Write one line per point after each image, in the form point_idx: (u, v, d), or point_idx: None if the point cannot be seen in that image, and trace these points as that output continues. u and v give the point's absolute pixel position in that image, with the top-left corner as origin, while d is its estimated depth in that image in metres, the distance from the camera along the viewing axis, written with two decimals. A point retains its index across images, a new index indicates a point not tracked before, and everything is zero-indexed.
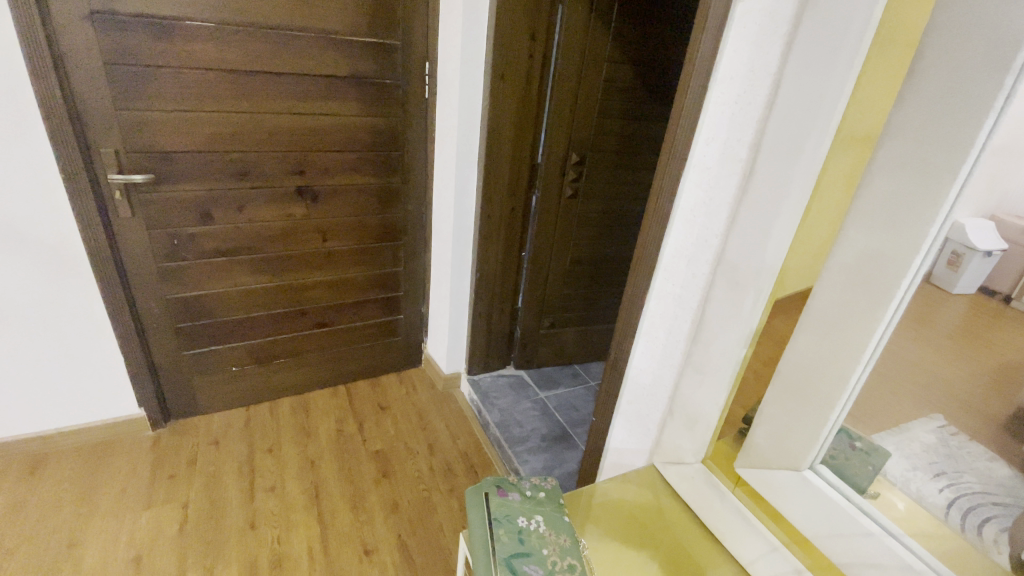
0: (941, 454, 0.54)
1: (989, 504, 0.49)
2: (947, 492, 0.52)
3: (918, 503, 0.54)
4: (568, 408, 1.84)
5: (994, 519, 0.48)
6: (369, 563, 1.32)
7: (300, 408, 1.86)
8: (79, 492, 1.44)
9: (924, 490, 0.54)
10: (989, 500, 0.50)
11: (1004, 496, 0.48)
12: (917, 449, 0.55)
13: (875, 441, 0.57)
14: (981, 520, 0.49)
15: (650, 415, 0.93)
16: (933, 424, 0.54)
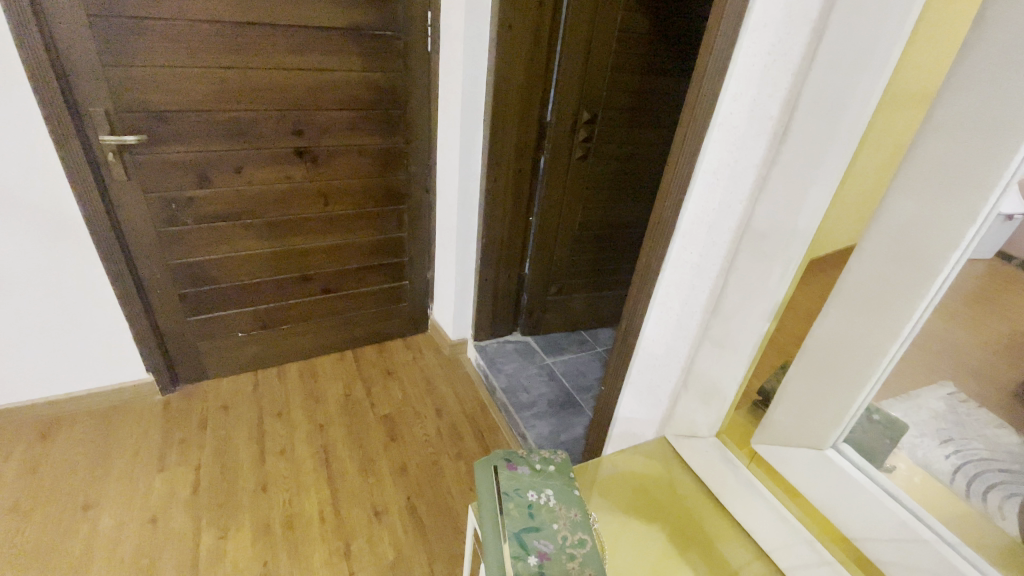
0: (946, 423, 0.56)
1: (995, 471, 0.51)
2: (954, 459, 0.53)
3: (926, 470, 0.54)
4: (575, 373, 1.84)
5: (1000, 484, 0.50)
6: (379, 525, 1.35)
7: (307, 372, 1.87)
8: (92, 455, 1.46)
9: (930, 457, 0.54)
10: (993, 466, 0.52)
11: (1010, 464, 0.52)
12: (926, 416, 0.55)
13: (888, 412, 0.55)
14: (986, 486, 0.50)
15: (663, 388, 0.91)
16: (941, 391, 0.54)
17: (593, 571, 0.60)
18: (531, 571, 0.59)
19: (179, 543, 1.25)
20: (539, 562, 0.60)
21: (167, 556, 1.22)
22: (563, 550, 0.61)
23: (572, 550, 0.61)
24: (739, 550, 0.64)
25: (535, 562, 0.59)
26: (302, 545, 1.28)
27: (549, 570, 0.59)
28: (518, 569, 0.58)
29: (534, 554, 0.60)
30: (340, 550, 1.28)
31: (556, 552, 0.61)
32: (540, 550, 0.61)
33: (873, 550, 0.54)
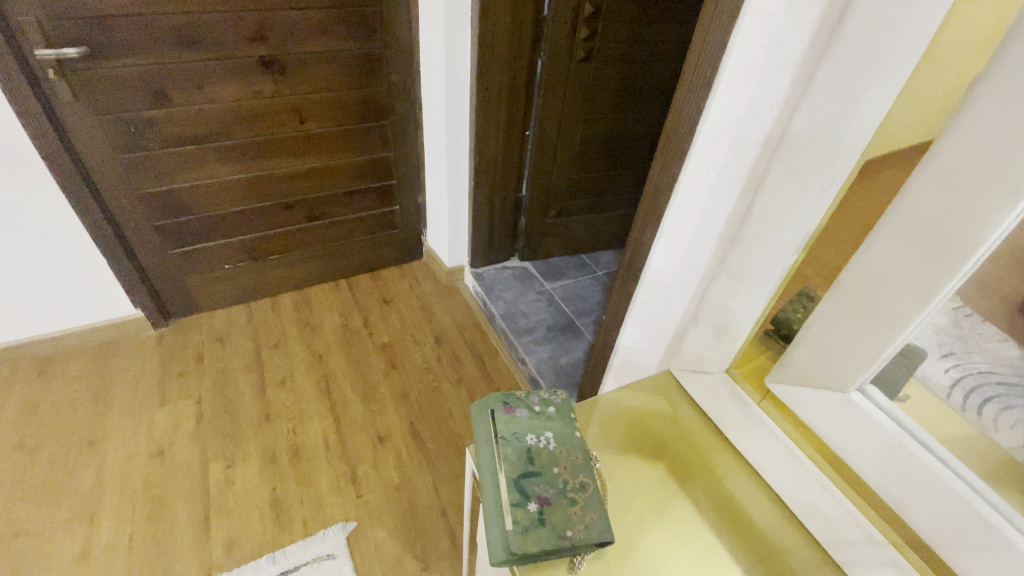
0: (950, 334, 0.47)
1: (995, 383, 0.46)
2: (953, 372, 0.47)
3: (921, 382, 0.50)
4: (575, 298, 1.79)
5: (997, 398, 0.46)
6: (383, 450, 1.37)
7: (302, 303, 1.82)
8: (92, 392, 1.46)
9: (927, 370, 0.49)
10: (994, 378, 0.46)
11: (1011, 376, 0.45)
12: (926, 330, 0.47)
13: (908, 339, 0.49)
14: (983, 399, 0.47)
15: (669, 319, 0.85)
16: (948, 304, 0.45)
17: (595, 515, 0.58)
18: (532, 517, 0.57)
19: (189, 474, 1.28)
20: (539, 508, 0.57)
21: (178, 485, 1.25)
22: (564, 495, 0.59)
23: (573, 495, 0.59)
24: (747, 489, 0.65)
25: (535, 509, 0.57)
26: (309, 471, 1.31)
27: (550, 515, 0.57)
28: (517, 517, 0.56)
29: (534, 500, 0.58)
30: (347, 475, 1.31)
31: (557, 497, 0.59)
32: (541, 496, 0.59)
33: (892, 497, 0.51)
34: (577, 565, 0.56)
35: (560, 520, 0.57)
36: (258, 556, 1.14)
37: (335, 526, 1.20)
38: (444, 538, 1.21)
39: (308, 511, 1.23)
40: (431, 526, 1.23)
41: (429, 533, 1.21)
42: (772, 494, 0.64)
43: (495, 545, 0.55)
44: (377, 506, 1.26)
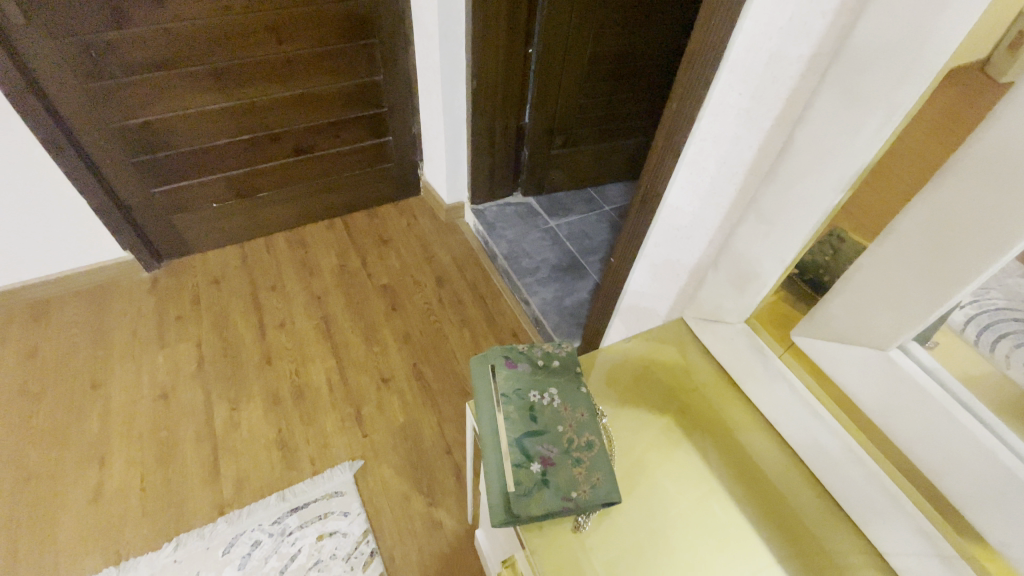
0: None
1: (1010, 320, 0.42)
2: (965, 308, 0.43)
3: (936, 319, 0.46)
4: (580, 236, 1.72)
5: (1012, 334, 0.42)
6: (387, 391, 1.37)
7: (297, 243, 1.75)
8: (90, 336, 1.44)
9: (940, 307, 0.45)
10: (1011, 315, 0.42)
11: None
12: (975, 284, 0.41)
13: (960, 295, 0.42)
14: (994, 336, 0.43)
15: (685, 262, 0.79)
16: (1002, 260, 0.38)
17: (601, 475, 0.55)
18: (534, 477, 0.54)
19: (193, 417, 1.28)
20: (542, 469, 0.55)
21: (184, 427, 1.26)
22: (569, 454, 0.57)
23: (578, 454, 0.57)
24: (757, 440, 0.62)
25: (537, 470, 0.55)
26: (313, 413, 1.31)
27: (553, 475, 0.55)
28: (520, 478, 0.54)
29: (536, 461, 0.56)
30: (351, 416, 1.31)
31: (560, 457, 0.57)
32: (544, 456, 0.56)
33: (926, 464, 0.47)
34: (582, 526, 0.53)
35: (563, 480, 0.54)
36: (267, 494, 1.17)
37: (342, 464, 1.22)
38: (449, 476, 1.22)
39: (315, 451, 1.24)
40: (437, 464, 1.24)
41: (434, 471, 1.23)
42: (782, 444, 0.62)
43: (495, 507, 0.53)
44: (383, 446, 1.27)
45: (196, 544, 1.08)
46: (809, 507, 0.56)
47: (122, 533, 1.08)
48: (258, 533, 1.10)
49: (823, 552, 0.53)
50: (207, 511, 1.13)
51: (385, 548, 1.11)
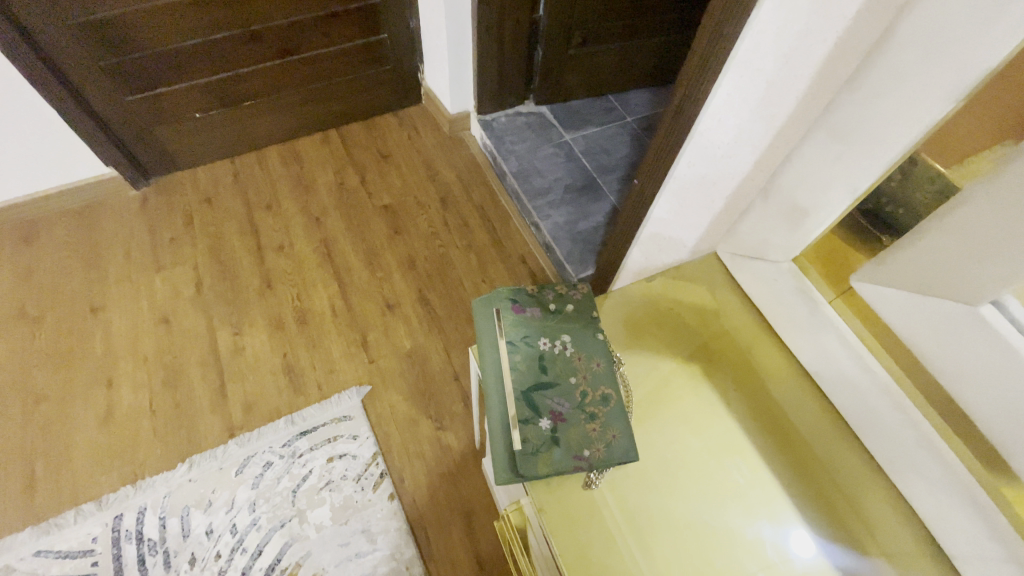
0: None
1: None
2: None
3: None
4: (598, 152, 1.57)
5: None
6: (392, 318, 1.32)
7: (291, 158, 1.63)
8: (84, 258, 1.39)
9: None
10: None
11: None
12: None
13: None
14: None
15: (722, 187, 0.67)
16: None
17: (617, 431, 0.54)
18: (543, 435, 0.54)
19: (196, 341, 1.26)
20: (551, 425, 0.55)
21: (188, 352, 1.24)
22: (581, 410, 0.56)
23: (591, 409, 0.56)
24: (781, 380, 0.59)
25: (547, 427, 0.55)
26: (318, 338, 1.28)
27: (563, 432, 0.54)
28: (528, 435, 0.54)
29: (545, 416, 0.56)
30: (357, 342, 1.28)
31: (572, 413, 0.56)
32: (554, 411, 0.56)
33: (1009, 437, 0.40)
34: (593, 482, 0.51)
35: (575, 438, 0.54)
36: (276, 418, 1.17)
37: (349, 389, 1.21)
38: (458, 402, 1.21)
39: (321, 376, 1.23)
40: (444, 391, 1.22)
41: (442, 397, 1.22)
42: (811, 384, 0.58)
43: (500, 464, 0.53)
44: (390, 372, 1.24)
45: (209, 464, 1.10)
46: (832, 447, 0.54)
47: (137, 454, 1.10)
48: (270, 455, 1.12)
49: (850, 507, 0.50)
50: (218, 434, 1.14)
51: (395, 470, 1.12)
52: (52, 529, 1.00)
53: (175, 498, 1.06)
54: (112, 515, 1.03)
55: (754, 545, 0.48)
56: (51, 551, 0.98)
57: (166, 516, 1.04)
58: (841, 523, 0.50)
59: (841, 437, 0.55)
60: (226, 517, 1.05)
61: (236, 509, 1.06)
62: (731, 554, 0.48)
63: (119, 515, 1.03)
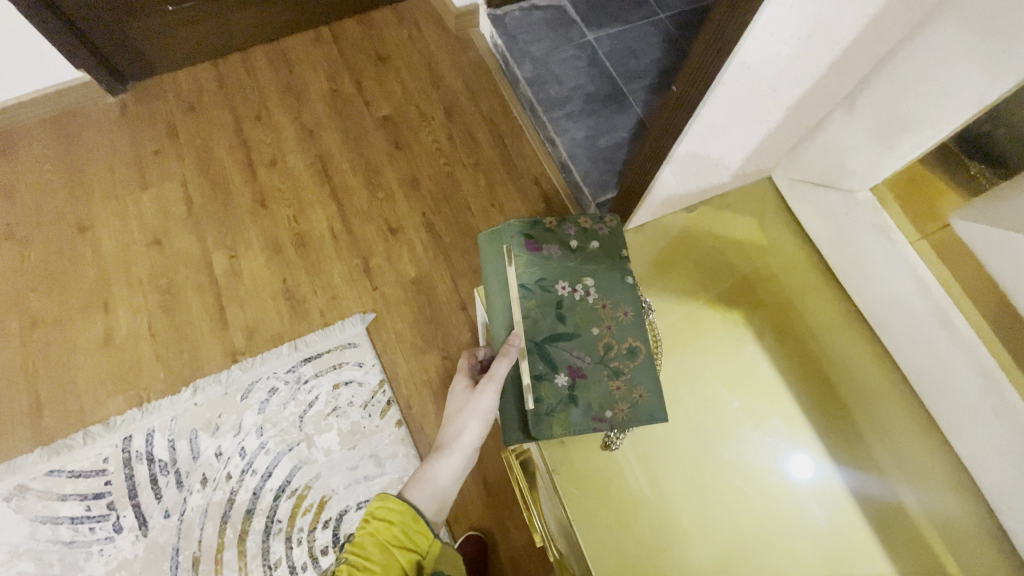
0: None
1: None
2: None
3: None
4: (624, 55, 1.38)
5: None
6: (396, 243, 1.24)
7: (278, 60, 1.46)
8: (65, 173, 1.30)
9: None
10: None
11: None
12: None
13: None
14: None
15: (783, 98, 0.52)
16: None
17: (645, 390, 0.53)
18: (560, 394, 0.54)
19: (191, 264, 1.20)
20: (569, 381, 0.54)
21: (183, 276, 1.19)
22: (604, 364, 0.55)
23: (615, 364, 0.55)
24: (829, 314, 0.57)
25: (564, 384, 0.54)
26: (318, 262, 1.21)
27: (581, 390, 0.54)
28: (543, 394, 0.53)
29: (562, 372, 0.54)
30: (359, 267, 1.21)
31: (593, 368, 0.55)
32: (572, 366, 0.55)
33: None
34: (613, 444, 0.52)
35: (595, 397, 0.53)
36: (279, 343, 1.14)
37: (353, 316, 1.16)
38: (467, 331, 1.16)
39: (322, 302, 1.18)
40: (452, 320, 1.17)
41: (449, 326, 1.17)
42: (865, 329, 0.55)
43: (512, 426, 0.54)
44: (395, 299, 1.19)
45: (214, 389, 1.08)
46: (868, 385, 0.53)
47: (141, 378, 1.09)
48: (274, 381, 1.10)
49: (867, 447, 0.50)
50: (221, 359, 1.11)
51: (402, 398, 1.11)
52: (64, 449, 1.02)
53: (182, 421, 1.05)
54: (121, 437, 1.03)
55: (760, 470, 0.50)
56: (64, 471, 1.00)
57: (175, 438, 1.04)
58: (856, 460, 0.50)
59: (886, 375, 0.53)
60: (235, 440, 1.05)
61: (244, 433, 1.05)
62: (730, 471, 0.50)
63: (128, 436, 1.03)
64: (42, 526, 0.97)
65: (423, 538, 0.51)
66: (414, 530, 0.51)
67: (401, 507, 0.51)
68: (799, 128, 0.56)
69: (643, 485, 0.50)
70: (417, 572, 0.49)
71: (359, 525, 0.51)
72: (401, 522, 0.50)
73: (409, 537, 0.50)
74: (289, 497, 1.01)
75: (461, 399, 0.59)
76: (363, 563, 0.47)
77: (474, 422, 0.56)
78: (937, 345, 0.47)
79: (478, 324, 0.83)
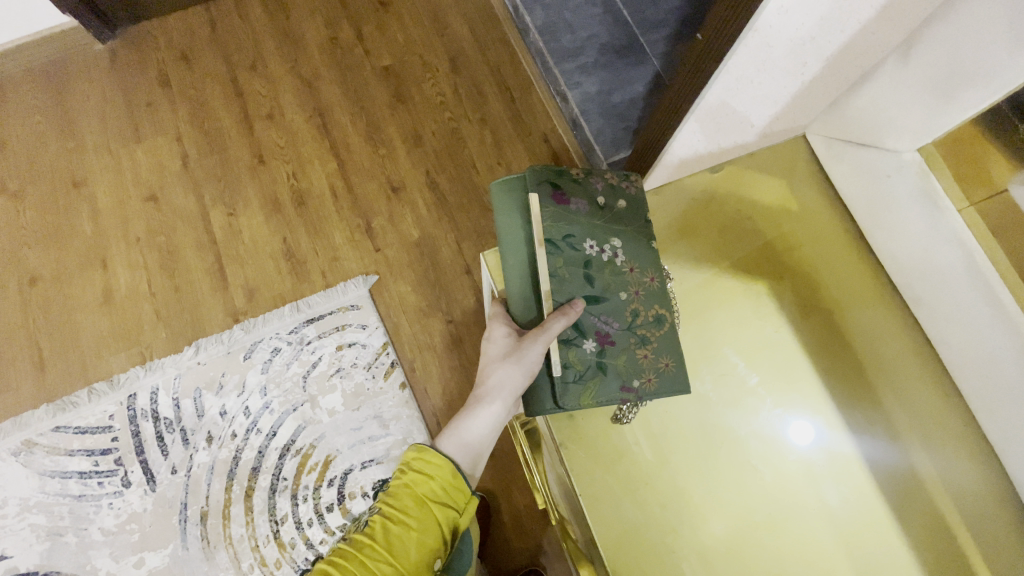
0: None
1: None
2: None
3: None
4: (643, 3, 1.28)
5: None
6: (398, 203, 1.20)
7: (273, 5, 1.37)
8: (56, 125, 1.25)
9: None
10: None
11: None
12: None
13: None
14: None
15: (822, 46, 0.48)
16: None
17: (670, 359, 0.52)
18: (588, 360, 0.52)
19: (188, 222, 1.17)
20: (598, 348, 0.52)
21: (181, 234, 1.16)
22: (632, 332, 0.53)
23: (643, 332, 0.53)
24: (856, 281, 0.54)
25: (592, 351, 0.52)
26: (318, 222, 1.18)
27: (610, 358, 0.52)
28: (571, 360, 0.52)
29: (591, 338, 0.52)
30: (361, 227, 1.18)
31: (621, 335, 0.53)
32: (600, 332, 0.53)
33: None
34: (624, 418, 0.51)
35: (623, 365, 0.52)
36: (282, 304, 1.12)
37: (356, 278, 1.14)
38: (471, 295, 1.14)
39: (324, 264, 1.15)
40: (456, 283, 1.15)
41: (453, 290, 1.14)
42: (895, 299, 0.53)
43: (543, 397, 0.52)
44: (398, 261, 1.16)
45: (216, 349, 1.07)
46: (891, 355, 0.51)
47: (143, 337, 1.08)
48: (277, 341, 1.09)
49: (883, 417, 0.50)
50: (222, 319, 1.10)
51: (406, 361, 1.10)
52: (69, 406, 1.02)
53: (185, 380, 1.05)
54: (125, 394, 1.03)
55: (766, 442, 0.50)
56: (71, 427, 1.01)
57: (179, 396, 1.04)
58: (869, 432, 0.50)
59: (908, 343, 0.51)
60: (239, 399, 1.05)
61: (248, 393, 1.05)
62: (740, 439, 0.51)
63: (132, 394, 1.03)
64: (51, 480, 0.98)
65: (460, 496, 0.54)
66: (451, 487, 0.53)
67: (438, 462, 0.54)
68: (838, 85, 0.51)
69: (649, 455, 0.50)
70: (453, 528, 0.52)
71: (397, 476, 0.54)
72: (440, 478, 0.53)
73: (447, 494, 0.53)
74: (294, 456, 1.02)
75: (503, 346, 0.55)
76: (400, 515, 0.50)
77: (515, 372, 0.52)
78: (978, 324, 0.44)
79: (484, 286, 0.81)
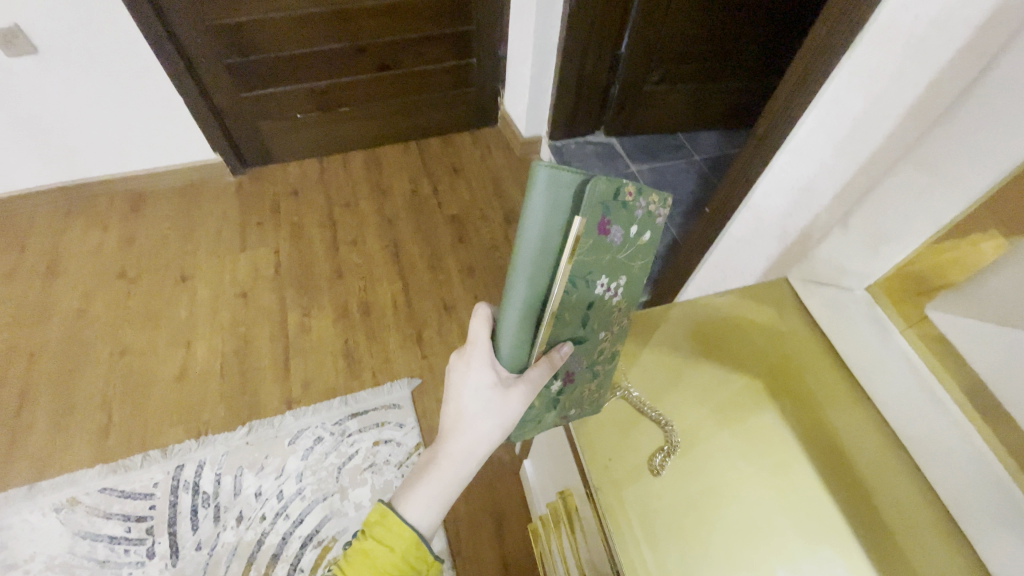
0: None
1: None
2: None
3: None
4: (662, 186, 1.61)
5: None
6: (448, 320, 1.38)
7: (372, 163, 1.75)
8: (180, 230, 1.54)
9: None
10: None
11: None
12: None
13: None
14: None
15: (798, 221, 0.67)
16: None
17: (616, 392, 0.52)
18: (549, 398, 0.51)
19: (267, 317, 1.36)
20: (560, 388, 0.50)
21: (259, 326, 1.34)
22: (592, 368, 0.51)
23: (600, 368, 0.51)
24: (851, 412, 0.52)
25: (555, 389, 0.50)
26: (377, 329, 1.35)
27: (569, 394, 0.51)
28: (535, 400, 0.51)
29: (559, 379, 0.50)
30: (412, 337, 1.34)
31: (584, 372, 0.50)
32: (569, 372, 0.50)
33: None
34: (658, 470, 0.48)
35: (576, 398, 0.52)
36: (331, 397, 1.23)
37: (400, 380, 1.26)
38: None
39: (375, 365, 1.29)
40: None
41: None
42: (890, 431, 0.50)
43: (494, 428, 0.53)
44: (439, 370, 1.29)
45: (266, 431, 1.17)
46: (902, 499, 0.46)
47: (203, 412, 1.19)
48: (321, 431, 1.18)
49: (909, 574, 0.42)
50: (276, 404, 1.21)
51: None
52: (121, 468, 1.10)
53: (231, 458, 1.13)
54: (174, 465, 1.11)
55: None
56: (116, 490, 1.07)
57: (222, 472, 1.11)
58: None
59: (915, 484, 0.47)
60: (275, 482, 1.11)
61: (285, 477, 1.11)
62: None
63: (180, 465, 1.11)
64: (82, 541, 1.01)
65: (423, 563, 0.50)
66: (415, 557, 0.49)
67: (403, 535, 0.48)
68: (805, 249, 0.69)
69: None
70: None
71: (359, 537, 0.50)
72: (400, 551, 0.48)
73: (408, 564, 0.49)
74: (315, 547, 1.04)
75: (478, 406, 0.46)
76: None
77: (494, 425, 0.47)
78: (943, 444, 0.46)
79: None
